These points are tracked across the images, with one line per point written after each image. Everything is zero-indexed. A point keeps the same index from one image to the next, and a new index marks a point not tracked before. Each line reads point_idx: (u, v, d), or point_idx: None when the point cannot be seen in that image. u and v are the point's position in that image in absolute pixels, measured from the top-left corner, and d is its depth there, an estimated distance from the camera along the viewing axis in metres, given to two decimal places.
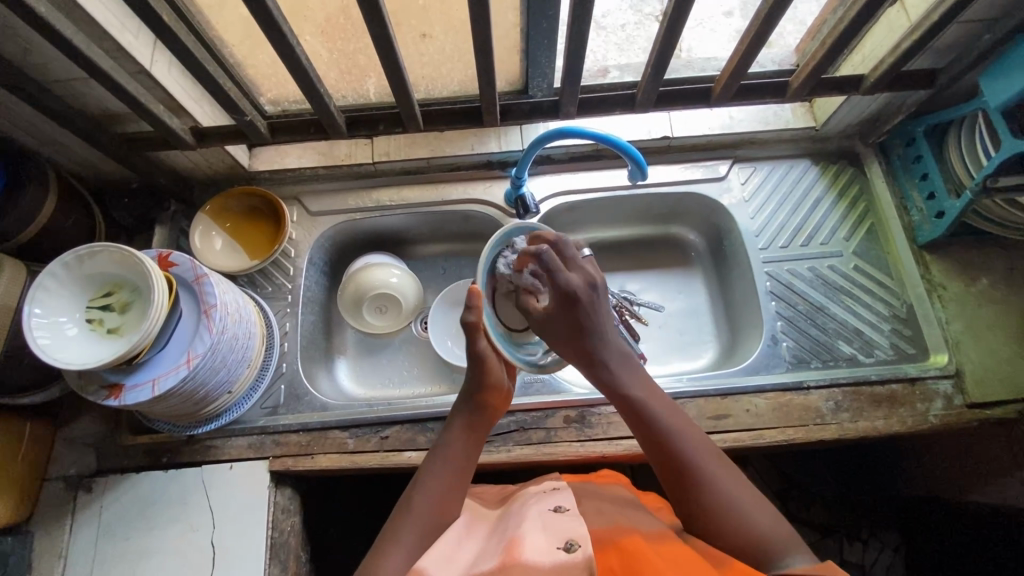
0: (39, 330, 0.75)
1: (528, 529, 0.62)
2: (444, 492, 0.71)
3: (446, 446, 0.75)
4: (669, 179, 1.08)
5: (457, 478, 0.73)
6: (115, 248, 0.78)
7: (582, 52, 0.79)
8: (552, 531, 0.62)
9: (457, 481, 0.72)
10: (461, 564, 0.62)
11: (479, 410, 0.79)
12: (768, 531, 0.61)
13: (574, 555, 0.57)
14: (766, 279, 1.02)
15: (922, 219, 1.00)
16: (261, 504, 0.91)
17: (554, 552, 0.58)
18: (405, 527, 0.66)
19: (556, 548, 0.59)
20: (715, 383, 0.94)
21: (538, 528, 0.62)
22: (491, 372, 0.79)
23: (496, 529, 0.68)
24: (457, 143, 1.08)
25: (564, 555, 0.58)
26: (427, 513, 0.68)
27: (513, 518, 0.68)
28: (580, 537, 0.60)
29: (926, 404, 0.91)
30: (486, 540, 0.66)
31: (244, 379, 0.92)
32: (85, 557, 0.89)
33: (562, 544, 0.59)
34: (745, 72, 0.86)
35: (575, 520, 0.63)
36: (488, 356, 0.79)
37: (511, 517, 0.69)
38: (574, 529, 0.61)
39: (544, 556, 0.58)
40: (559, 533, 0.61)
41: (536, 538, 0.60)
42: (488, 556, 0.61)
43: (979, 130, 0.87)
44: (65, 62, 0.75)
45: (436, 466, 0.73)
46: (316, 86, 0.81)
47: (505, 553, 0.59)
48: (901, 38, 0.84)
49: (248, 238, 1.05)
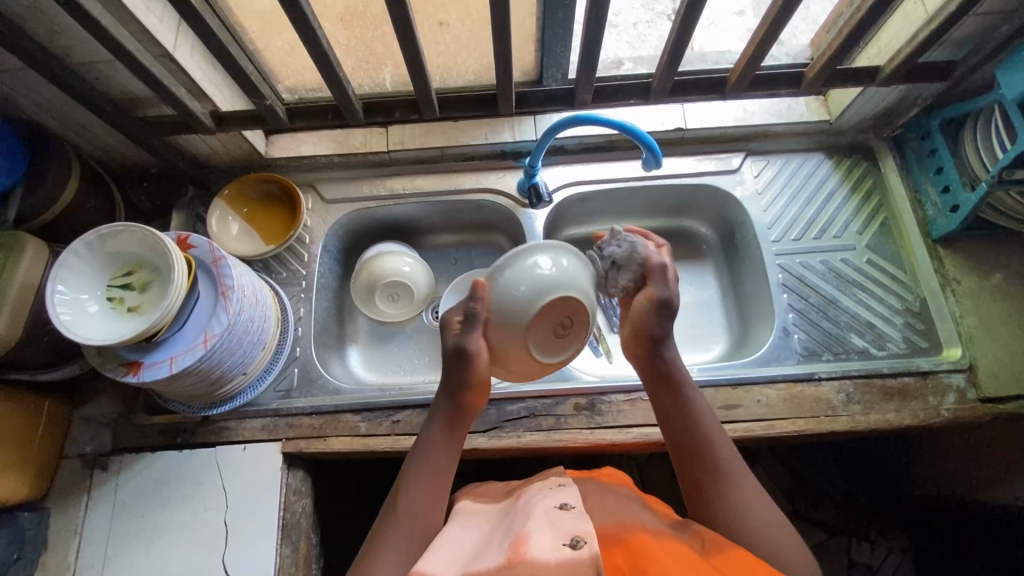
0: (62, 307, 0.77)
1: (534, 525, 0.61)
2: (434, 493, 0.70)
3: (431, 444, 0.73)
4: (683, 171, 1.08)
5: (436, 484, 0.71)
6: (136, 227, 0.79)
7: (597, 41, 0.80)
8: (558, 527, 0.60)
9: (441, 478, 0.72)
10: (465, 557, 0.61)
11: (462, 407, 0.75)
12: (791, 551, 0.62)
13: (579, 552, 0.56)
14: (778, 271, 1.02)
15: (937, 213, 0.99)
16: (273, 487, 0.92)
17: (560, 548, 0.57)
18: (397, 537, 0.66)
19: (561, 544, 0.58)
20: (726, 373, 0.94)
21: (543, 523, 0.61)
22: (469, 368, 0.72)
23: (505, 521, 0.68)
24: (471, 133, 1.09)
25: (570, 552, 0.56)
26: (416, 520, 0.68)
27: (519, 513, 0.67)
28: (587, 534, 0.58)
29: (938, 397, 0.91)
30: (490, 535, 0.65)
31: (259, 361, 0.94)
32: (101, 533, 0.91)
33: (567, 541, 0.58)
34: (759, 63, 0.86)
35: (581, 518, 0.61)
36: (475, 349, 0.71)
37: (515, 514, 0.68)
38: (581, 526, 0.60)
39: (549, 553, 0.56)
40: (564, 530, 0.60)
41: (542, 534, 0.59)
42: (492, 552, 0.60)
43: (996, 123, 0.87)
44: (91, 43, 0.76)
45: (421, 470, 0.71)
46: (336, 72, 0.81)
47: (510, 549, 0.59)
48: (919, 28, 0.84)
49: (263, 223, 1.06)
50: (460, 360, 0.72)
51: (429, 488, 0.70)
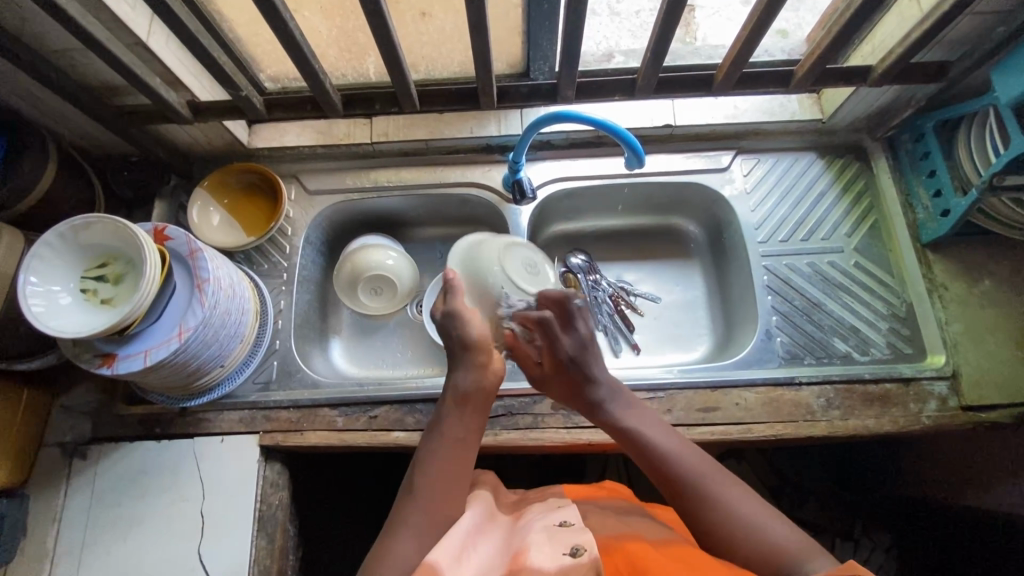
0: (34, 298, 0.76)
1: (534, 539, 0.61)
2: (449, 467, 0.71)
3: (446, 429, 0.74)
4: (671, 168, 1.06)
5: (455, 454, 0.72)
6: (110, 219, 0.78)
7: (579, 36, 0.78)
8: (559, 539, 0.60)
9: (458, 458, 0.72)
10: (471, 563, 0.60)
11: (479, 384, 0.76)
12: (783, 540, 0.60)
13: (579, 558, 0.56)
14: (764, 273, 1.01)
15: (927, 216, 0.98)
16: (250, 479, 0.92)
17: (560, 556, 0.57)
18: (417, 514, 0.66)
19: (562, 553, 0.57)
20: (706, 375, 0.93)
21: (543, 538, 0.60)
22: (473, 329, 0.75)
23: (510, 534, 0.66)
24: (457, 126, 1.07)
25: (569, 559, 0.56)
26: (435, 492, 0.68)
27: (521, 528, 0.66)
28: (587, 542, 0.58)
29: (919, 404, 0.90)
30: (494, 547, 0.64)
31: (237, 354, 0.93)
32: (79, 522, 0.91)
33: (568, 549, 0.58)
34: (746, 61, 0.84)
35: (581, 530, 0.61)
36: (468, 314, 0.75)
37: (518, 529, 0.66)
38: (582, 536, 0.59)
39: (548, 561, 0.56)
40: (564, 540, 0.59)
41: (542, 546, 0.59)
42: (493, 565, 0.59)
43: (991, 127, 0.84)
44: (61, 30, 0.75)
45: (438, 443, 0.73)
46: (311, 64, 0.80)
47: (510, 562, 0.58)
48: (912, 28, 0.81)
49: (245, 214, 1.05)
50: (453, 322, 0.75)
51: (445, 460, 0.71)
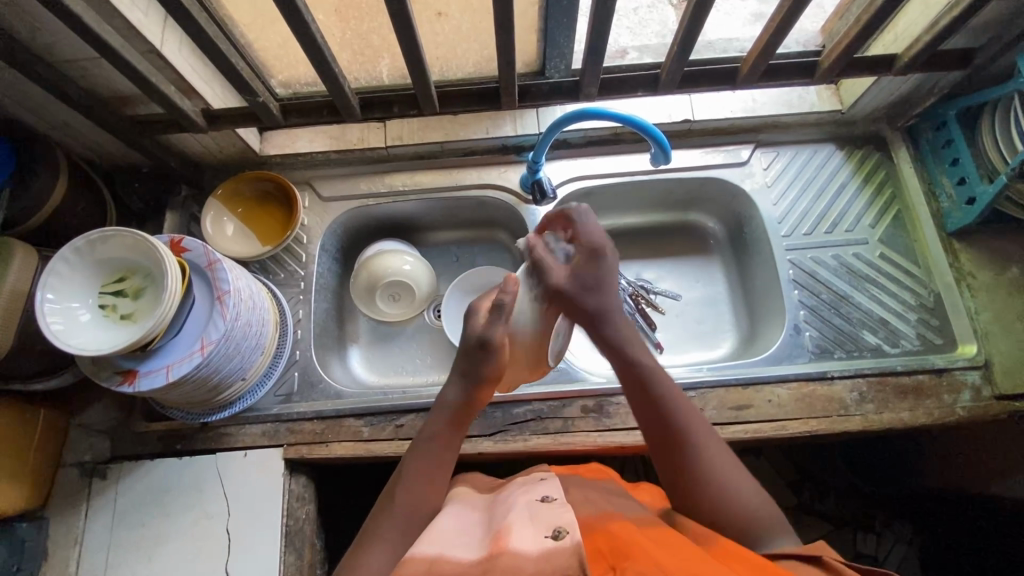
0: (53, 316, 0.74)
1: (516, 517, 0.58)
2: (428, 482, 0.67)
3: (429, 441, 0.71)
4: (690, 164, 1.05)
5: (438, 470, 0.69)
6: (128, 232, 0.76)
7: (604, 31, 0.76)
8: (541, 520, 0.57)
9: (437, 474, 0.69)
10: (445, 547, 0.58)
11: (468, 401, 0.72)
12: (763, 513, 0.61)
13: (561, 542, 0.53)
14: (788, 267, 0.99)
15: (951, 205, 0.97)
16: (275, 494, 0.90)
17: (541, 540, 0.54)
18: (390, 528, 0.63)
19: (544, 536, 0.54)
20: (736, 372, 0.92)
21: (525, 517, 0.57)
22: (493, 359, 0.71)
23: (490, 514, 0.64)
24: (473, 127, 1.05)
25: (552, 542, 0.53)
26: (412, 508, 0.65)
27: (502, 505, 0.64)
28: (569, 525, 0.55)
29: (953, 395, 0.89)
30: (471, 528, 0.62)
31: (259, 366, 0.91)
32: (101, 544, 0.89)
33: (550, 532, 0.55)
34: (773, 52, 0.82)
35: (564, 509, 0.58)
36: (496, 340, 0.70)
37: (497, 508, 0.64)
38: (565, 517, 0.56)
39: (530, 545, 0.53)
40: (547, 522, 0.56)
41: (524, 527, 0.56)
42: (470, 545, 0.57)
43: (1016, 112, 0.83)
44: (74, 40, 0.73)
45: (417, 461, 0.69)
46: (331, 67, 0.78)
47: (490, 542, 0.55)
48: (939, 15, 0.80)
49: (260, 223, 1.03)
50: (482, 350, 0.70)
51: (423, 476, 0.68)
